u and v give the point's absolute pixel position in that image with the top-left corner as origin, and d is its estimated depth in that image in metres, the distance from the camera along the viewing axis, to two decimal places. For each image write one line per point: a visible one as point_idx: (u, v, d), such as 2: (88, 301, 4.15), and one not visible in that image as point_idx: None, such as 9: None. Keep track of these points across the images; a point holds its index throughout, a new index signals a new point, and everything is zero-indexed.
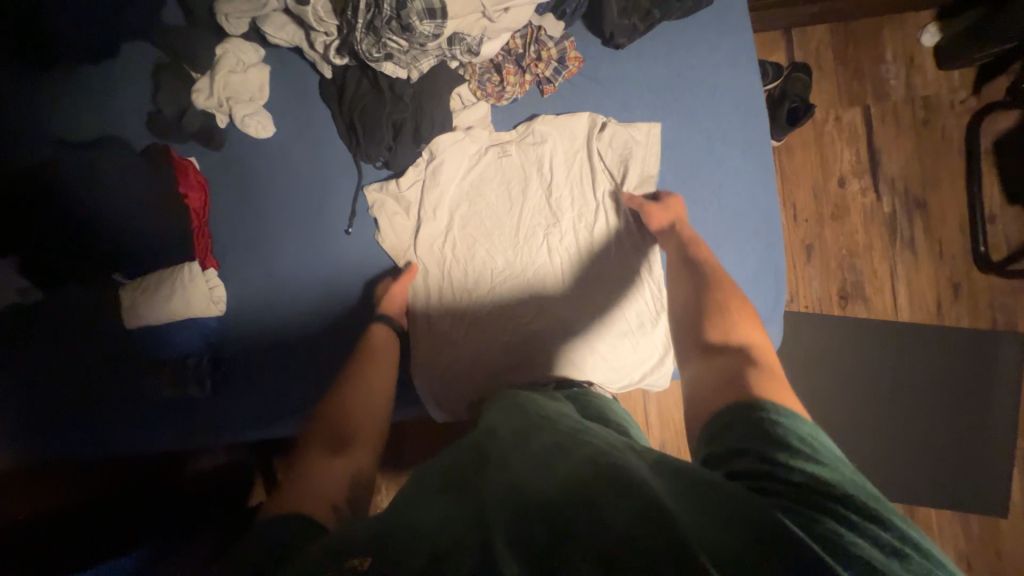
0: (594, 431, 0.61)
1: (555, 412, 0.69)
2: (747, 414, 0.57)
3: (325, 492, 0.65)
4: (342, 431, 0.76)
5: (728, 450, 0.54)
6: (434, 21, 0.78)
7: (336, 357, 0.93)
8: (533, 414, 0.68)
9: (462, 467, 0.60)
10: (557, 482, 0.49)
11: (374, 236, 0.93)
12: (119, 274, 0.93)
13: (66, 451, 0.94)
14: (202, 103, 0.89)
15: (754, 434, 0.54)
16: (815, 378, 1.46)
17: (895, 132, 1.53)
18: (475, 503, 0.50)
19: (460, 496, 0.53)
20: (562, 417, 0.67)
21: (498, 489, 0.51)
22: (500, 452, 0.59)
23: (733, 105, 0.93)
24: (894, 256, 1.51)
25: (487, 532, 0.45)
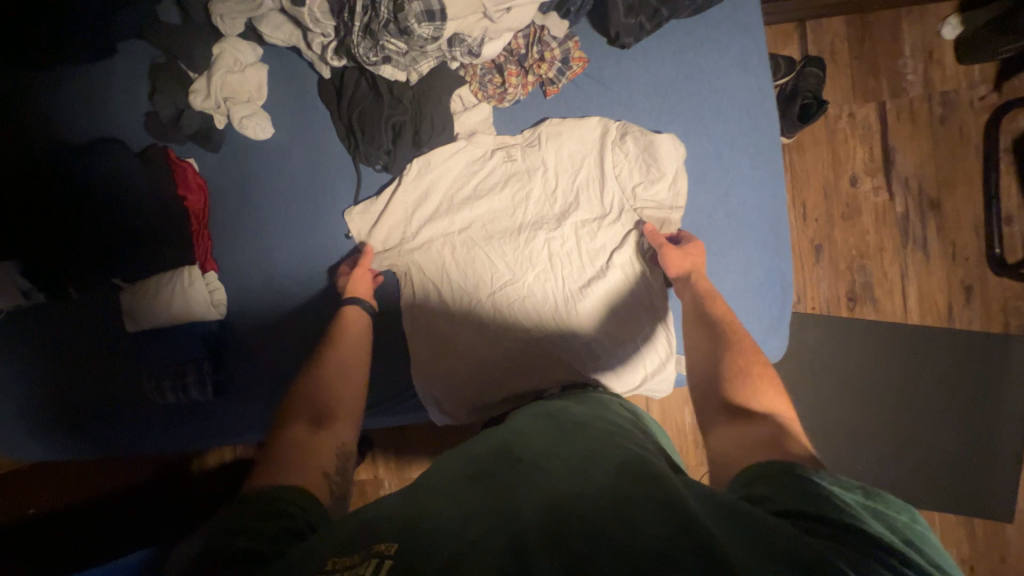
0: (623, 443, 0.59)
1: (585, 418, 0.66)
2: (787, 464, 0.54)
3: (315, 460, 0.66)
4: (326, 401, 0.76)
5: (763, 493, 0.51)
6: (433, 23, 0.77)
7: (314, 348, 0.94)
8: (567, 424, 0.65)
9: (487, 453, 0.58)
10: (586, 483, 0.50)
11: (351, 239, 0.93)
12: (116, 280, 0.91)
13: (73, 451, 0.96)
14: (199, 103, 0.88)
15: (793, 478, 0.51)
16: (822, 381, 1.44)
17: (911, 129, 1.49)
18: (504, 494, 0.50)
19: (487, 483, 0.52)
20: (589, 419, 0.66)
21: (530, 493, 0.49)
22: (524, 446, 0.59)
23: (742, 108, 0.90)
24: (905, 258, 1.48)
25: (517, 524, 0.45)
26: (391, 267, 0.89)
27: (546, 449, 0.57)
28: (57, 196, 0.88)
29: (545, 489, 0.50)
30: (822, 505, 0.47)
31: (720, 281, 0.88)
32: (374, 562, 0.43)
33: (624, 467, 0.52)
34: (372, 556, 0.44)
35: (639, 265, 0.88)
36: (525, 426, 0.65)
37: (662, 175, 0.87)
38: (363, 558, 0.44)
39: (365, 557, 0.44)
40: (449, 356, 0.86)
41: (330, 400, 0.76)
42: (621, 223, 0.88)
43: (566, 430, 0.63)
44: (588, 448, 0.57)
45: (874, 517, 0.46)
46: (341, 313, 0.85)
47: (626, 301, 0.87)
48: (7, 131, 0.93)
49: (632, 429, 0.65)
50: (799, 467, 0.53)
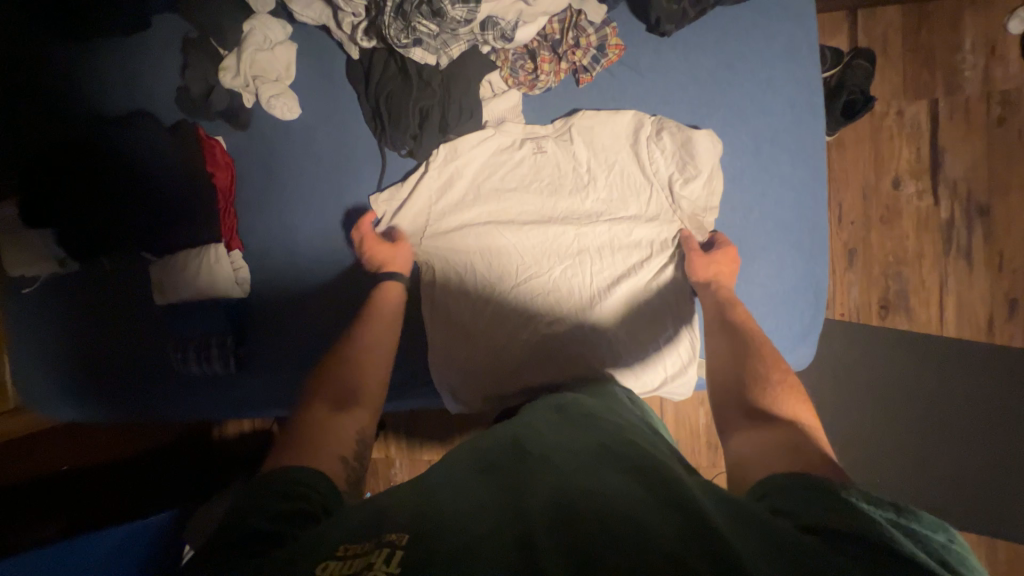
0: (638, 443, 0.57)
1: (599, 414, 0.65)
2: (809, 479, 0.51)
3: (335, 443, 0.67)
4: (347, 384, 0.76)
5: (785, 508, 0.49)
6: (467, 5, 0.77)
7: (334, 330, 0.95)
8: (579, 418, 0.63)
9: (502, 444, 0.57)
10: (602, 485, 0.48)
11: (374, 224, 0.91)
12: (147, 254, 0.94)
13: (102, 415, 1.00)
14: (228, 81, 0.87)
15: (817, 494, 0.48)
16: (845, 391, 1.39)
17: (965, 130, 1.40)
18: (519, 488, 0.49)
19: (501, 475, 0.51)
20: (608, 416, 0.65)
21: (545, 490, 0.48)
22: (540, 440, 0.57)
23: (787, 102, 0.85)
24: (946, 267, 1.41)
25: (529, 519, 0.44)
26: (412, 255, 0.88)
27: (562, 445, 0.56)
28: (89, 169, 0.89)
29: (559, 486, 0.49)
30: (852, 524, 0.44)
31: (750, 286, 0.85)
32: (384, 551, 0.43)
33: (641, 472, 0.51)
34: (383, 546, 0.43)
35: (667, 265, 0.85)
36: (535, 419, 0.63)
37: (696, 173, 0.83)
38: (374, 546, 0.43)
39: (376, 545, 0.44)
40: (467, 346, 0.85)
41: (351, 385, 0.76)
42: (652, 221, 0.85)
43: (582, 426, 0.61)
44: (602, 446, 0.56)
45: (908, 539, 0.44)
46: (378, 287, 0.85)
47: (650, 300, 0.85)
48: (44, 102, 0.95)
49: (646, 429, 0.64)
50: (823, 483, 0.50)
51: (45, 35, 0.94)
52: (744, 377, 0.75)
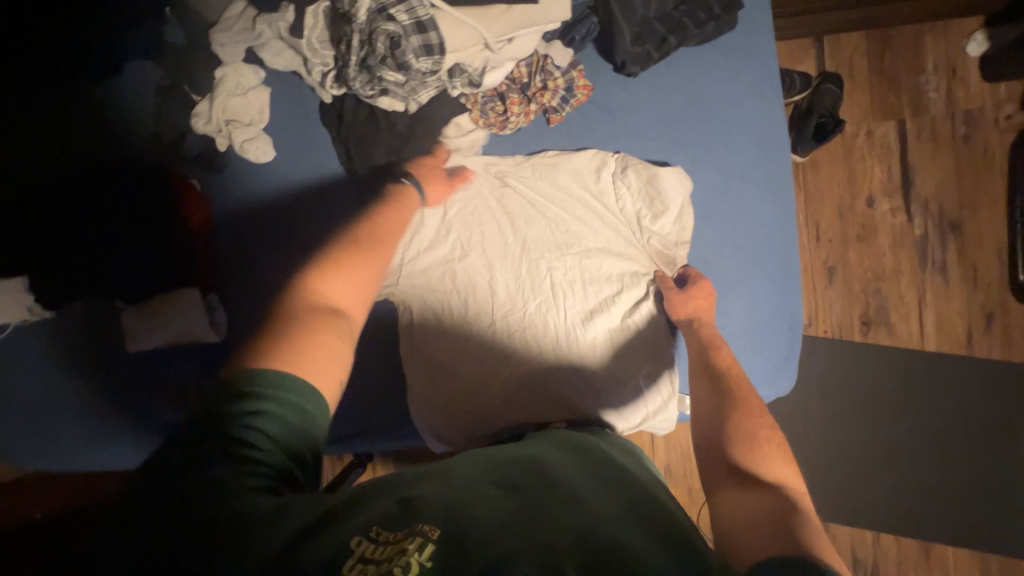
0: (655, 493, 0.58)
1: (612, 456, 0.64)
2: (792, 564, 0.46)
3: (330, 359, 0.59)
4: (353, 296, 0.68)
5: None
6: (432, 57, 0.73)
7: None
8: (594, 457, 0.63)
9: (495, 467, 0.58)
10: (605, 518, 0.51)
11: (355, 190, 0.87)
12: (119, 301, 0.93)
13: (74, 465, 0.97)
14: (201, 127, 0.87)
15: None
16: (833, 409, 1.39)
17: (933, 149, 1.44)
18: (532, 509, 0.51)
19: (500, 495, 0.52)
20: (602, 450, 0.65)
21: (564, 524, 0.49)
22: (550, 466, 0.59)
23: (753, 138, 0.87)
24: (923, 282, 1.43)
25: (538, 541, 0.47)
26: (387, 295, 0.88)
27: (561, 472, 0.58)
28: (59, 220, 0.88)
29: (567, 510, 0.51)
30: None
31: (725, 318, 0.86)
32: (415, 537, 0.46)
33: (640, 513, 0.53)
34: (416, 534, 0.47)
35: (641, 298, 0.86)
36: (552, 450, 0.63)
37: (664, 207, 0.84)
38: (404, 535, 0.47)
39: (407, 533, 0.47)
40: (445, 385, 0.84)
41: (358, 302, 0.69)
42: (625, 256, 0.86)
43: (583, 457, 0.63)
44: (618, 497, 0.55)
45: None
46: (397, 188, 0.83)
47: (625, 332, 0.85)
48: (13, 150, 0.94)
49: (652, 476, 0.64)
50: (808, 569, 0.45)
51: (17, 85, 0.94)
52: (736, 421, 0.73)
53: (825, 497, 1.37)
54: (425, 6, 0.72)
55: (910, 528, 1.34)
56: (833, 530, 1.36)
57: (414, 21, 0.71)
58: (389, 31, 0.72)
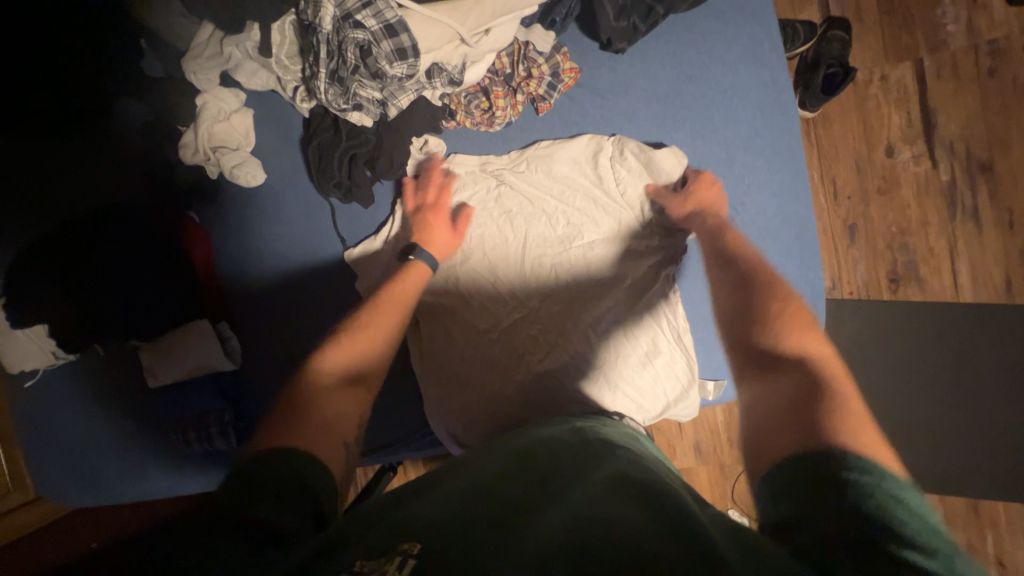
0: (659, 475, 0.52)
1: (613, 444, 0.60)
2: (822, 463, 0.44)
3: (337, 427, 0.60)
4: (364, 362, 0.70)
5: (794, 515, 0.41)
6: (406, 61, 0.69)
7: None
8: (595, 445, 0.59)
9: (503, 458, 0.55)
10: (605, 507, 0.45)
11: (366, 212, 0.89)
12: (135, 341, 0.94)
13: (116, 499, 1.00)
14: (189, 158, 0.87)
15: (830, 487, 0.41)
16: (866, 373, 1.33)
17: (954, 87, 1.34)
18: (527, 510, 0.45)
19: (510, 486, 0.49)
20: (618, 443, 0.61)
21: (556, 513, 0.44)
22: (552, 454, 0.55)
23: (755, 104, 0.82)
24: (954, 231, 1.35)
25: (533, 540, 0.41)
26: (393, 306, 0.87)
27: (560, 462, 0.53)
28: (65, 265, 0.89)
29: (564, 505, 0.45)
30: (872, 533, 0.37)
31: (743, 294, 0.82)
32: (396, 560, 0.40)
33: (643, 493, 0.47)
34: (397, 554, 0.40)
35: (654, 283, 0.83)
36: (548, 442, 0.59)
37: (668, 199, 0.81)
38: (384, 557, 0.40)
39: (386, 557, 0.40)
40: (460, 392, 0.83)
41: (366, 363, 0.70)
42: (630, 241, 0.83)
43: (591, 447, 0.58)
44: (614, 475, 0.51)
45: (937, 545, 0.37)
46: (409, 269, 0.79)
47: (640, 323, 0.82)
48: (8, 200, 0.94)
49: (661, 465, 0.58)
50: (840, 466, 0.43)
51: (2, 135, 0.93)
52: (750, 328, 0.67)
53: None
54: (393, 8, 0.68)
55: (956, 487, 1.29)
56: None
57: (383, 25, 0.68)
58: (358, 39, 0.68)
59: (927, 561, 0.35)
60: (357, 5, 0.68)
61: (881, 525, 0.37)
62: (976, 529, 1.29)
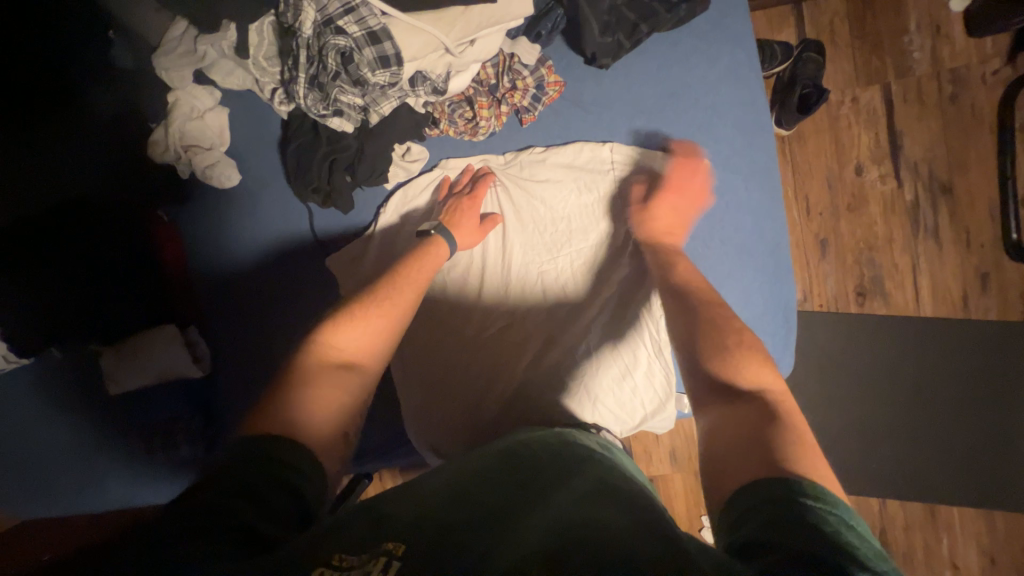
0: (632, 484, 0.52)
1: (587, 452, 0.59)
2: (777, 486, 0.45)
3: (333, 425, 0.60)
4: (359, 351, 0.67)
5: (755, 536, 0.40)
6: (389, 69, 0.68)
7: None
8: (571, 452, 0.58)
9: (483, 461, 0.55)
10: (588, 508, 0.45)
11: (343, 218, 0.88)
12: (95, 345, 0.89)
13: (71, 510, 0.95)
14: (159, 155, 0.84)
15: (782, 508, 0.42)
16: (834, 383, 1.38)
17: (919, 111, 1.40)
18: (511, 516, 0.45)
19: (490, 490, 0.49)
20: (589, 448, 0.61)
21: (532, 527, 0.43)
22: (529, 461, 0.54)
23: (733, 124, 0.84)
24: (917, 248, 1.41)
25: (520, 544, 0.41)
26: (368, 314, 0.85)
27: (542, 466, 0.53)
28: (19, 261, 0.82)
29: (541, 514, 0.44)
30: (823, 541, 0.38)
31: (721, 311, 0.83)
32: (381, 561, 0.40)
33: (621, 498, 0.47)
34: (380, 554, 0.41)
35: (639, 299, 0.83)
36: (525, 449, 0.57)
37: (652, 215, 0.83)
38: (369, 558, 0.40)
39: (372, 555, 0.41)
40: (439, 401, 0.83)
41: (369, 357, 0.67)
42: (616, 253, 0.84)
43: (570, 451, 0.58)
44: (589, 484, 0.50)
45: (879, 560, 0.38)
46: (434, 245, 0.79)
47: (622, 336, 0.83)
48: None
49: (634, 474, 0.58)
50: (791, 489, 0.44)
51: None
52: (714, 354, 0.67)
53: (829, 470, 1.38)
54: (376, 15, 0.67)
55: (915, 493, 1.34)
56: None
57: (366, 32, 0.67)
58: (339, 46, 0.67)
59: None
60: (340, 11, 0.66)
61: (834, 544, 0.38)
62: (933, 535, 1.34)
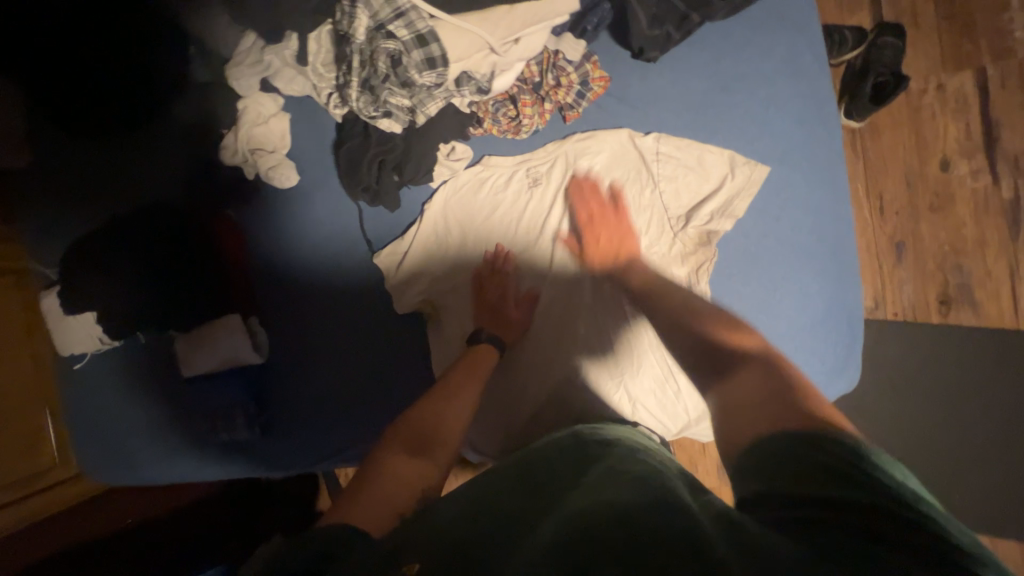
0: (657, 468, 0.51)
1: (612, 441, 0.59)
2: (824, 449, 0.44)
3: (391, 499, 0.54)
4: (429, 426, 0.67)
5: (796, 501, 0.41)
6: (435, 70, 0.70)
7: (351, 389, 0.95)
8: (593, 443, 0.59)
9: (506, 468, 0.55)
10: (602, 489, 0.46)
11: (391, 216, 0.91)
12: (174, 331, 0.98)
13: (149, 479, 1.05)
14: (230, 159, 0.92)
15: (835, 479, 0.41)
16: (913, 404, 1.25)
17: (1022, 98, 1.24)
18: (532, 514, 0.46)
19: (513, 490, 0.50)
20: (612, 436, 0.62)
21: (553, 515, 0.44)
22: (544, 460, 0.56)
23: (793, 116, 0.78)
24: (1016, 253, 1.25)
25: (541, 535, 0.42)
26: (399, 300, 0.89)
27: (558, 466, 0.54)
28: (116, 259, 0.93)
29: (559, 506, 0.46)
30: (870, 506, 0.39)
31: (772, 317, 0.77)
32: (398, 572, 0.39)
33: (638, 480, 0.47)
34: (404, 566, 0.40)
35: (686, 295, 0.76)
36: (547, 447, 0.59)
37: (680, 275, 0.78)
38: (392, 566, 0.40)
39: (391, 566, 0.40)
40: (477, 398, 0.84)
41: (434, 435, 0.66)
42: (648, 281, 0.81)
43: (590, 444, 0.58)
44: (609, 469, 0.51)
45: (936, 508, 0.40)
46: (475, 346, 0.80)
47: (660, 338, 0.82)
48: (74, 198, 1.01)
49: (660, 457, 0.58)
50: (825, 451, 0.44)
51: (56, 135, 1.01)
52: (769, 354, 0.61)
53: None
54: (425, 18, 0.69)
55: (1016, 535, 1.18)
56: None
57: (414, 35, 0.69)
58: (390, 49, 0.70)
59: (931, 524, 0.37)
60: (389, 16, 0.69)
61: (885, 496, 0.39)
62: None
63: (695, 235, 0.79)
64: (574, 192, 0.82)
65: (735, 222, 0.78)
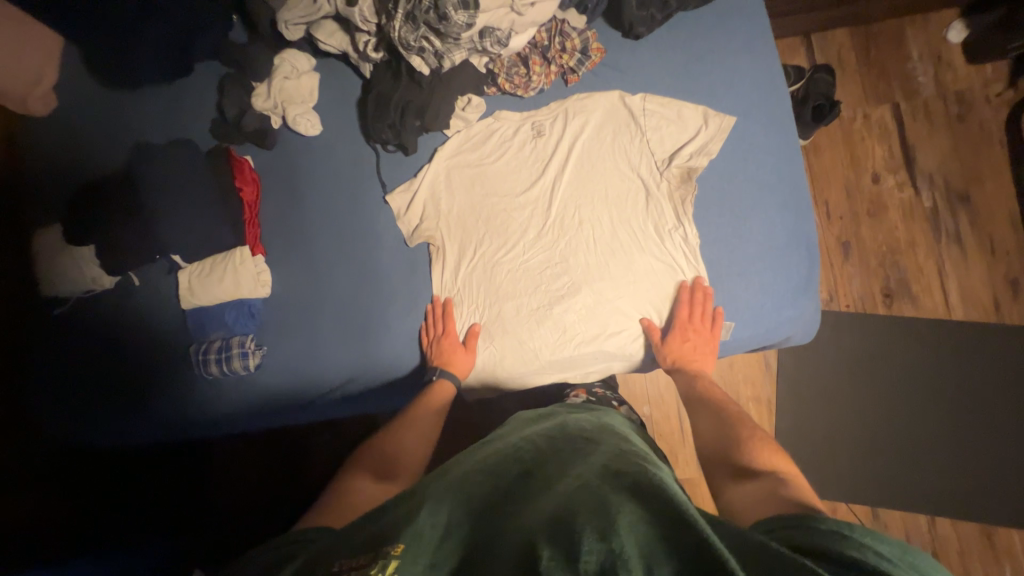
0: (643, 463, 0.58)
1: (601, 439, 0.66)
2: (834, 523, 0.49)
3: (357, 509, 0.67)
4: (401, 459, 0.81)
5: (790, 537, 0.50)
6: (468, 11, 0.82)
7: (354, 325, 0.98)
8: (579, 441, 0.66)
9: (504, 467, 0.61)
10: (590, 487, 0.52)
11: (408, 157, 1.00)
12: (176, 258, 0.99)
13: (110, 430, 0.98)
14: (259, 105, 1.00)
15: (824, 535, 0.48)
16: (863, 386, 1.40)
17: (928, 128, 1.51)
18: (519, 508, 0.52)
19: (501, 479, 0.58)
20: (600, 435, 0.68)
21: (538, 510, 0.50)
22: (534, 457, 0.62)
23: (753, 85, 0.95)
24: (941, 253, 1.46)
25: (526, 526, 0.48)
26: (416, 235, 0.98)
27: (547, 462, 0.61)
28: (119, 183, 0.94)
29: (547, 499, 0.52)
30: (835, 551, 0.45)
31: (741, 240, 0.91)
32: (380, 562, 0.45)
33: (626, 479, 0.53)
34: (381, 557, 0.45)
35: (677, 224, 0.91)
36: (540, 445, 0.66)
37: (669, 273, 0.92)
38: (373, 560, 0.45)
39: (371, 558, 0.46)
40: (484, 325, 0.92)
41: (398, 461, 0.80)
42: (645, 213, 0.93)
43: (575, 440, 0.66)
44: (597, 466, 0.57)
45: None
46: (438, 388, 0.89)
47: (654, 266, 0.92)
48: (96, 138, 1.06)
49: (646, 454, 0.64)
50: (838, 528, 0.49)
51: (86, 81, 1.07)
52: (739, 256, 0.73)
53: (866, 476, 1.35)
54: None
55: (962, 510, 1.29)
56: (883, 517, 1.33)
57: None
58: None
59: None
60: None
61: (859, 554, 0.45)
62: (991, 558, 1.28)
63: (676, 175, 0.92)
64: (683, 294, 0.90)
65: (710, 163, 0.93)
